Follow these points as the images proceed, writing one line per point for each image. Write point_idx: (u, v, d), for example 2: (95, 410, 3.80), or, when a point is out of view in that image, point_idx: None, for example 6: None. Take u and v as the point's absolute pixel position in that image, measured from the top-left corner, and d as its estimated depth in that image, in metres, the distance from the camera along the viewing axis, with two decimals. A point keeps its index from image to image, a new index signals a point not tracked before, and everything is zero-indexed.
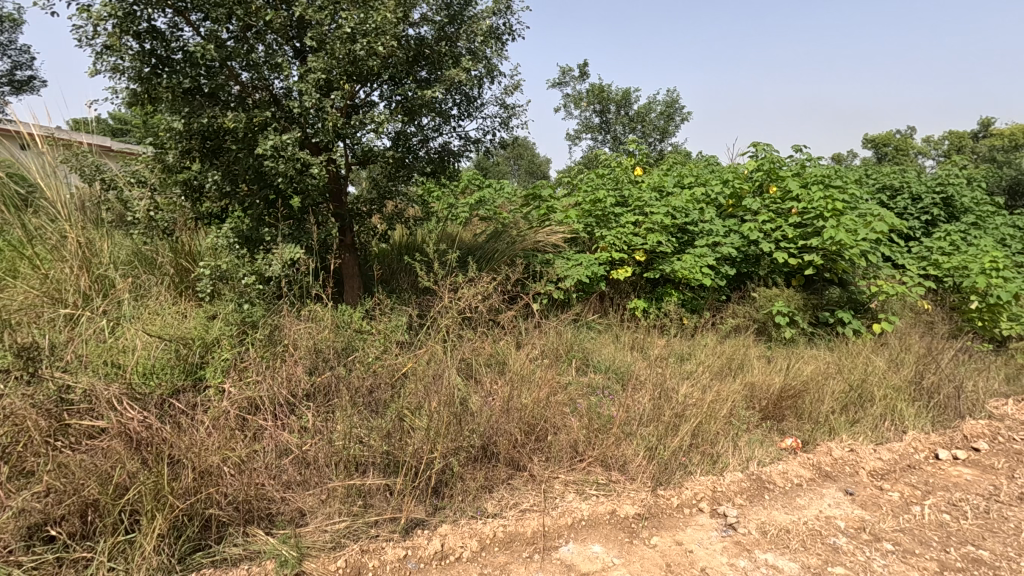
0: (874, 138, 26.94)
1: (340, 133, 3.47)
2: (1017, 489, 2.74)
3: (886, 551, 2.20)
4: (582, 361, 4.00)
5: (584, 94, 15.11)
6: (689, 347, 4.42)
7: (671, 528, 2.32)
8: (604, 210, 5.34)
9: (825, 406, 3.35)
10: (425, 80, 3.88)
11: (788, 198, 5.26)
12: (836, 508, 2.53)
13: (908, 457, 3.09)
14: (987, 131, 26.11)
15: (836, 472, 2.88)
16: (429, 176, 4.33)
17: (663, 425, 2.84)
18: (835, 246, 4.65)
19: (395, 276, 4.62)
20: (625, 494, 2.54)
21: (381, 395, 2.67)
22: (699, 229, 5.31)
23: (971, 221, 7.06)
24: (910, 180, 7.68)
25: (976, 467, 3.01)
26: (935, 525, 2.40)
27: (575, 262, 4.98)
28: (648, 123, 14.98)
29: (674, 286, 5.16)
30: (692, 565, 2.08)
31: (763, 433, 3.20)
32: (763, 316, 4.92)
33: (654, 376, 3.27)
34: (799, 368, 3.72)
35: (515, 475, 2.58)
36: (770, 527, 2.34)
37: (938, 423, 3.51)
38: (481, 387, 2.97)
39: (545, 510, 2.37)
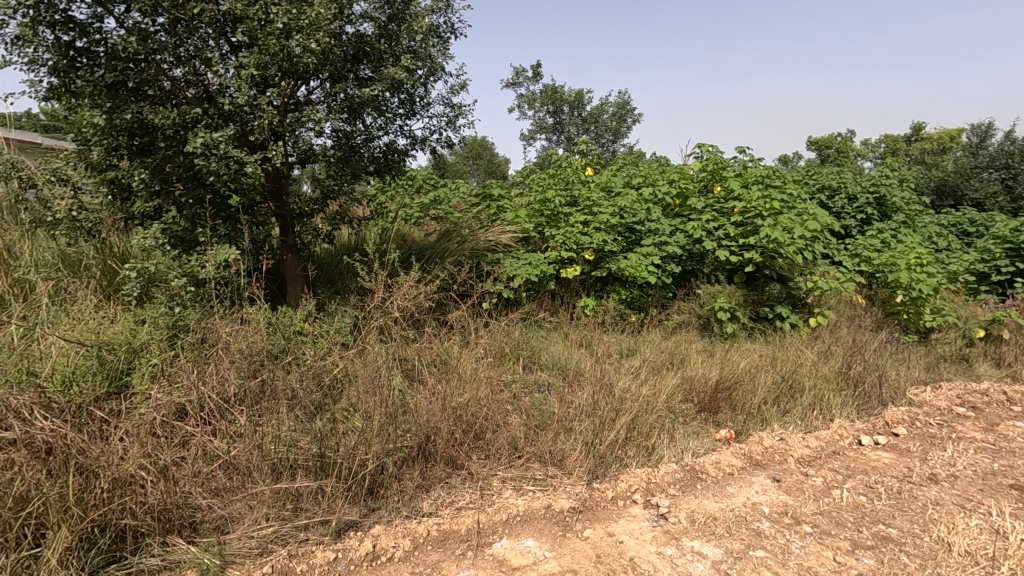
0: (818, 141, 27.99)
1: (277, 132, 3.39)
2: (928, 471, 2.91)
3: (805, 533, 2.31)
4: (528, 359, 4.03)
5: (538, 95, 15.21)
6: (633, 343, 4.52)
7: (603, 521, 2.38)
8: (554, 210, 5.41)
9: (757, 397, 3.49)
10: (367, 78, 3.84)
11: (730, 197, 5.43)
12: (763, 494, 2.64)
13: (833, 443, 3.24)
14: (919, 135, 27.58)
15: (765, 461, 2.99)
16: (375, 175, 4.29)
17: (600, 420, 2.89)
18: (772, 243, 4.83)
19: (340, 277, 4.55)
20: (561, 488, 2.58)
21: (318, 397, 2.64)
22: (647, 229, 5.43)
23: (902, 220, 7.44)
24: (846, 181, 8.05)
25: (894, 452, 3.19)
26: (851, 507, 2.54)
27: (524, 261, 5.02)
28: (601, 123, 15.24)
29: (621, 284, 5.26)
30: (621, 555, 2.13)
31: (699, 425, 3.31)
32: (707, 312, 5.07)
33: (595, 373, 3.33)
34: (735, 361, 3.86)
35: (453, 474, 2.59)
36: (699, 515, 2.42)
37: (863, 411, 3.70)
38: (421, 387, 2.96)
39: (481, 508, 2.39)
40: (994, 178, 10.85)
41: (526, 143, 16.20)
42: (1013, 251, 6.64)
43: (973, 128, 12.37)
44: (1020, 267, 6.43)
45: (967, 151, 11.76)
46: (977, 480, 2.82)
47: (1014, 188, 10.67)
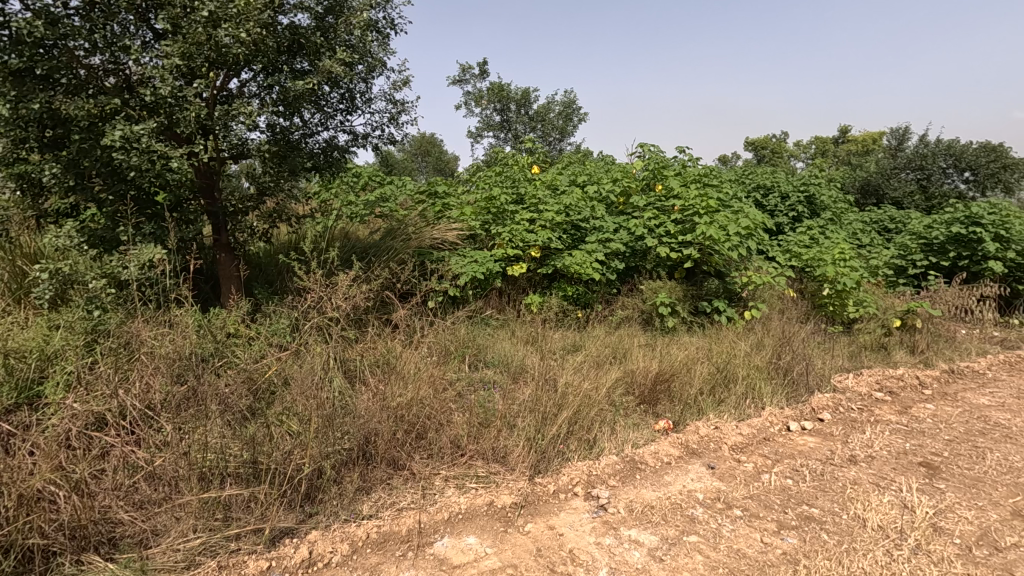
0: (754, 141, 29.26)
1: (205, 125, 3.24)
2: (848, 452, 3.11)
3: (735, 517, 2.42)
4: (474, 356, 4.03)
5: (484, 92, 15.17)
6: (578, 339, 4.60)
7: (545, 514, 2.41)
8: (500, 207, 5.43)
9: (693, 388, 3.62)
10: (303, 71, 3.72)
11: (670, 196, 5.59)
12: (698, 481, 2.74)
13: (764, 430, 3.40)
14: (846, 137, 29.27)
15: (701, 449, 3.11)
16: (314, 171, 4.18)
17: (542, 415, 2.92)
18: (708, 240, 5.01)
19: (279, 276, 4.41)
20: (504, 484, 2.60)
21: (252, 401, 2.54)
22: (591, 226, 5.53)
23: (829, 217, 7.89)
24: (779, 180, 8.46)
25: (819, 436, 3.38)
26: (778, 490, 2.67)
27: (470, 259, 5.01)
28: (548, 122, 15.40)
29: (566, 281, 5.34)
30: (561, 548, 2.16)
31: (639, 417, 3.40)
32: (649, 307, 5.21)
33: (539, 369, 3.38)
34: (674, 354, 3.99)
35: (394, 475, 2.56)
36: (637, 504, 2.49)
37: (791, 398, 3.91)
38: (363, 389, 2.91)
39: (422, 507, 2.37)
40: (911, 178, 11.64)
41: (473, 141, 16.15)
42: (926, 247, 7.17)
43: (892, 131, 13.26)
44: (931, 261, 6.95)
45: (887, 153, 12.59)
46: (891, 459, 3.03)
47: (927, 188, 11.52)
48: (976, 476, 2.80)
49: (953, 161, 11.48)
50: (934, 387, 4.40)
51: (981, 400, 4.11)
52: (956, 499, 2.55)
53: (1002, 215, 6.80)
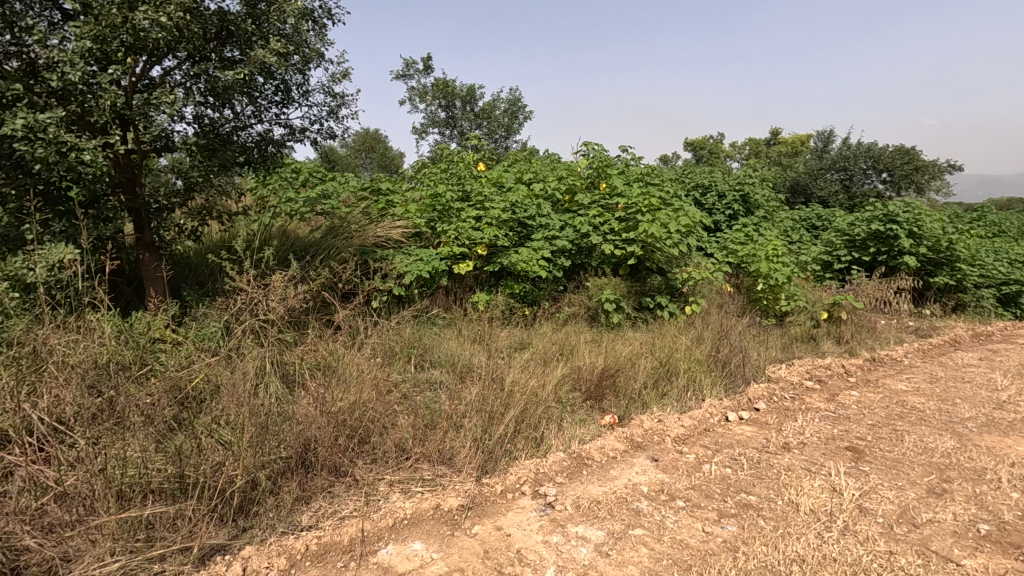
0: (692, 142, 30.33)
1: (123, 115, 3.01)
2: (782, 440, 3.25)
3: (678, 508, 2.48)
4: (420, 356, 3.95)
5: (429, 88, 14.96)
6: (525, 336, 4.60)
7: (492, 515, 2.38)
8: (445, 204, 5.36)
9: (637, 382, 3.69)
10: (232, 60, 3.51)
11: (614, 194, 5.68)
12: (642, 474, 2.79)
13: (705, 421, 3.51)
14: (776, 139, 30.84)
15: (646, 442, 3.17)
16: (247, 167, 4.01)
17: (489, 414, 2.90)
18: (650, 238, 5.12)
19: (211, 277, 4.17)
20: (450, 486, 2.55)
21: (177, 410, 2.37)
22: (537, 224, 5.54)
23: (762, 215, 8.26)
24: (717, 180, 8.78)
25: (755, 425, 3.52)
26: (718, 479, 2.76)
27: (414, 257, 4.91)
28: (494, 120, 15.38)
29: (513, 279, 5.33)
30: (509, 548, 2.14)
31: (586, 412, 3.44)
32: (595, 304, 5.28)
33: (487, 368, 3.35)
34: (619, 350, 4.06)
35: (336, 483, 2.46)
36: (584, 500, 2.51)
37: (729, 389, 4.05)
38: (302, 395, 2.79)
39: (365, 515, 2.30)
40: (835, 178, 12.38)
41: (418, 138, 15.90)
42: (849, 243, 7.64)
43: (818, 133, 14.06)
44: (854, 256, 7.41)
45: (814, 154, 13.33)
46: (820, 445, 3.19)
47: (850, 188, 12.29)
48: (896, 458, 2.99)
49: (872, 163, 12.30)
50: (857, 375, 4.69)
51: (899, 385, 4.42)
52: (879, 481, 2.71)
53: (915, 213, 7.34)
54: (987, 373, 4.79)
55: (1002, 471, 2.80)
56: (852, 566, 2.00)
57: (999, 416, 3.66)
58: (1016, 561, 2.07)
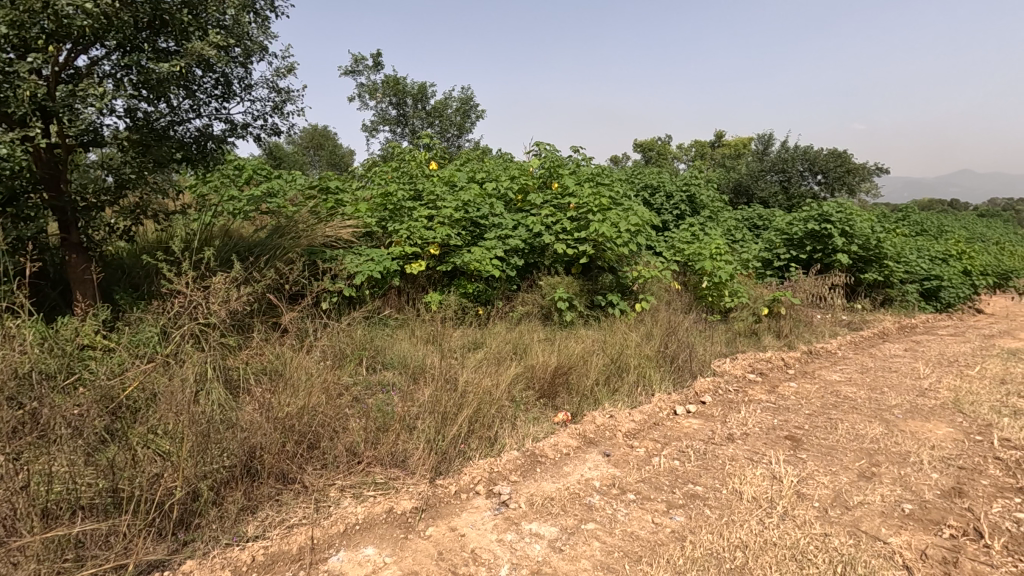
0: (641, 144, 31.06)
1: (45, 107, 2.82)
2: (726, 431, 3.38)
3: (629, 501, 2.54)
4: (372, 358, 3.88)
5: (379, 85, 14.70)
6: (478, 336, 4.59)
7: (446, 516, 2.37)
8: (397, 203, 5.29)
9: (589, 379, 3.75)
10: (167, 51, 3.35)
11: (565, 194, 5.74)
12: (594, 470, 2.84)
13: (654, 416, 3.61)
14: (720, 141, 31.99)
15: (598, 438, 3.23)
16: (186, 163, 3.83)
17: (442, 415, 2.88)
18: (601, 237, 5.21)
19: (147, 279, 3.97)
20: (403, 489, 2.52)
21: (110, 420, 2.19)
22: (490, 223, 5.54)
23: (707, 215, 8.56)
24: (665, 181, 9.03)
25: (702, 418, 3.65)
26: (667, 471, 2.84)
27: (365, 256, 4.81)
28: (446, 119, 15.26)
29: (466, 278, 5.31)
30: (463, 549, 2.14)
31: (539, 410, 3.47)
32: (548, 303, 5.32)
33: (440, 368, 3.33)
34: (571, 348, 4.11)
35: (284, 491, 2.40)
36: (537, 497, 2.53)
37: (677, 384, 4.18)
38: (247, 401, 2.69)
39: (315, 522, 2.24)
40: (774, 180, 12.98)
41: (368, 135, 15.59)
42: (787, 241, 8.02)
43: (759, 137, 14.69)
44: (792, 254, 7.79)
45: (755, 156, 13.93)
46: (762, 435, 3.34)
47: (788, 189, 12.91)
48: (830, 445, 3.17)
49: (808, 165, 12.96)
50: (795, 367, 4.94)
51: (833, 376, 4.68)
52: (815, 467, 2.86)
53: (847, 213, 7.77)
54: (911, 362, 5.13)
55: (923, 453, 3.01)
56: (790, 549, 2.11)
57: (921, 403, 3.94)
58: (935, 537, 2.24)
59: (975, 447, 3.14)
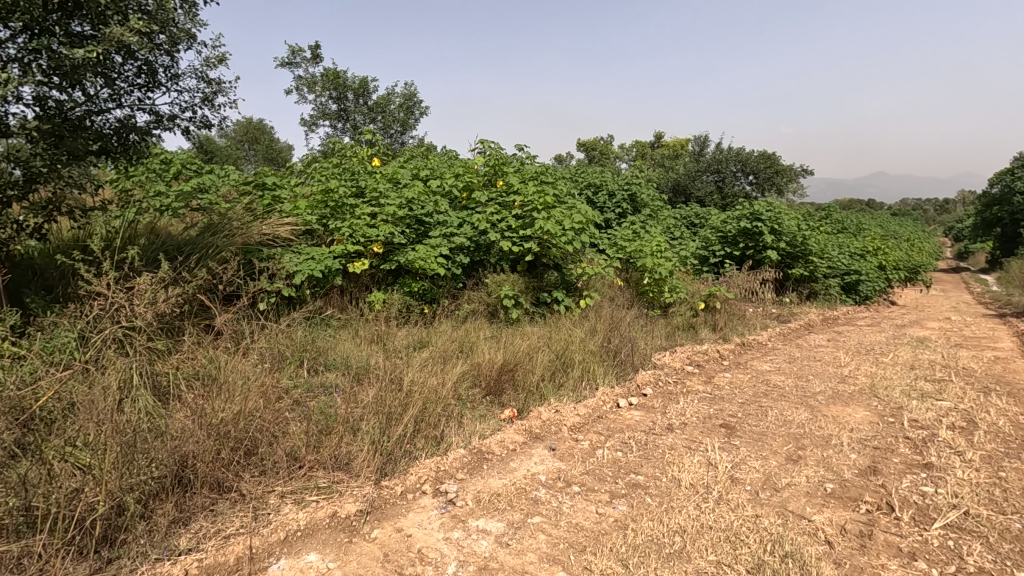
0: (585, 143, 31.62)
1: None
2: (666, 422, 3.51)
3: (574, 493, 2.59)
4: (313, 360, 3.77)
5: (318, 78, 14.25)
6: (424, 335, 4.55)
7: (392, 517, 2.34)
8: (338, 200, 5.16)
9: (535, 375, 3.80)
10: (82, 35, 3.12)
11: (510, 192, 5.77)
12: (540, 464, 2.88)
13: (598, 409, 3.70)
14: (659, 142, 33.03)
15: (544, 433, 3.27)
16: (105, 157, 3.59)
17: (387, 415, 2.84)
18: (546, 235, 5.26)
19: (63, 280, 3.69)
20: (347, 492, 2.47)
21: (21, 434, 2.05)
22: (435, 221, 5.49)
23: (647, 213, 8.84)
24: (607, 179, 9.24)
25: (643, 409, 3.77)
26: (610, 463, 2.92)
27: (305, 255, 4.67)
28: (388, 114, 15.00)
29: (411, 277, 5.24)
30: (409, 549, 2.12)
31: (485, 408, 3.48)
32: (494, 300, 5.33)
33: (384, 368, 3.27)
34: (517, 344, 4.14)
35: (219, 500, 2.29)
36: (484, 494, 2.54)
37: (620, 377, 4.30)
38: (177, 408, 2.55)
39: (254, 531, 2.16)
40: (710, 180, 13.54)
41: (307, 130, 15.08)
42: (722, 239, 8.40)
43: (696, 138, 15.27)
44: (726, 251, 8.16)
45: (692, 157, 14.49)
46: (699, 424, 3.49)
47: (723, 188, 13.50)
48: (761, 431, 3.35)
49: (740, 167, 13.60)
50: (730, 358, 5.18)
51: (764, 366, 4.94)
52: (748, 453, 3.02)
53: (775, 212, 8.22)
54: (833, 352, 5.50)
55: (843, 436, 3.24)
56: (725, 532, 2.22)
57: (842, 389, 4.23)
58: (854, 512, 2.41)
59: (888, 428, 3.40)
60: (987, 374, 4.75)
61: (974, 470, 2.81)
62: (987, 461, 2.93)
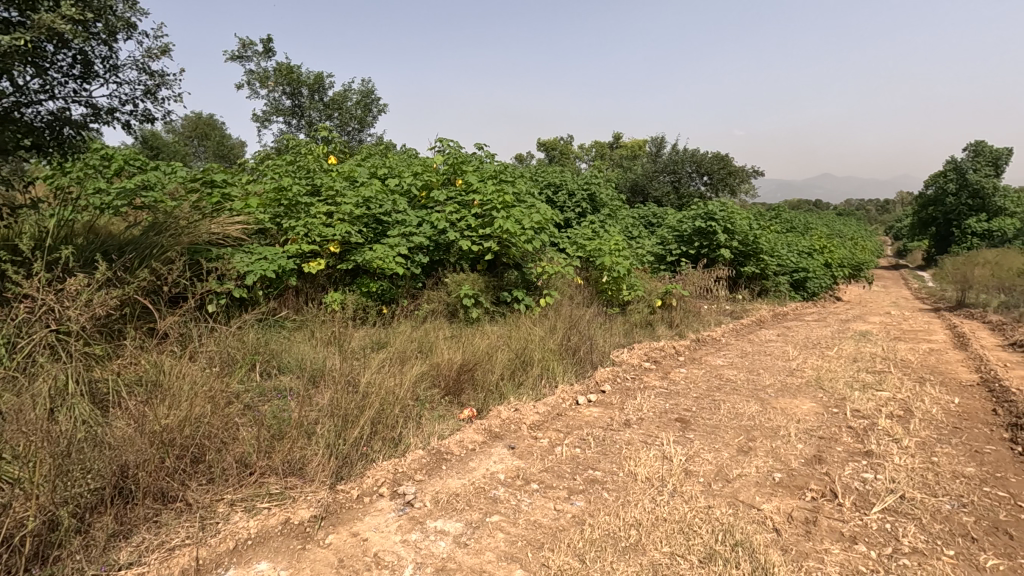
0: (545, 142, 31.84)
1: None
2: (624, 418, 3.57)
3: (532, 491, 2.61)
4: (266, 363, 3.66)
5: (270, 73, 13.83)
6: (382, 336, 4.48)
7: (348, 522, 2.30)
8: (292, 199, 5.04)
9: (494, 375, 3.79)
10: (9, 22, 2.93)
11: (469, 190, 5.74)
12: (499, 463, 2.88)
13: (558, 407, 3.72)
14: (618, 142, 33.58)
15: (503, 432, 3.27)
16: (37, 151, 3.39)
17: (343, 418, 2.78)
18: (506, 234, 5.26)
19: None
20: (301, 498, 2.41)
21: None
22: (394, 220, 5.41)
23: (606, 212, 8.97)
24: (567, 179, 9.32)
25: (601, 406, 3.82)
26: (568, 459, 2.95)
27: (257, 255, 4.52)
28: (345, 111, 14.72)
29: (369, 277, 5.15)
30: (365, 553, 2.09)
31: (444, 408, 3.46)
32: (454, 300, 5.29)
33: (340, 370, 3.20)
34: (476, 343, 4.13)
35: (163, 511, 2.20)
36: (443, 494, 2.52)
37: (579, 374, 4.35)
38: (117, 416, 2.43)
39: (200, 542, 2.08)
40: (666, 180, 13.84)
41: (260, 126, 14.63)
42: (678, 238, 8.60)
43: (653, 138, 15.57)
44: (682, 250, 8.36)
45: (649, 157, 14.78)
46: (655, 419, 3.56)
47: (679, 189, 13.83)
48: (714, 424, 3.45)
49: (695, 167, 13.96)
50: (685, 354, 5.32)
51: (717, 361, 5.09)
52: (701, 445, 3.10)
53: (728, 212, 8.47)
54: (782, 346, 5.71)
55: (791, 427, 3.37)
56: (679, 523, 2.27)
57: (790, 382, 4.40)
58: (800, 500, 2.51)
59: (832, 418, 3.56)
60: (922, 364, 5.04)
61: (909, 455, 2.97)
62: (921, 446, 3.10)
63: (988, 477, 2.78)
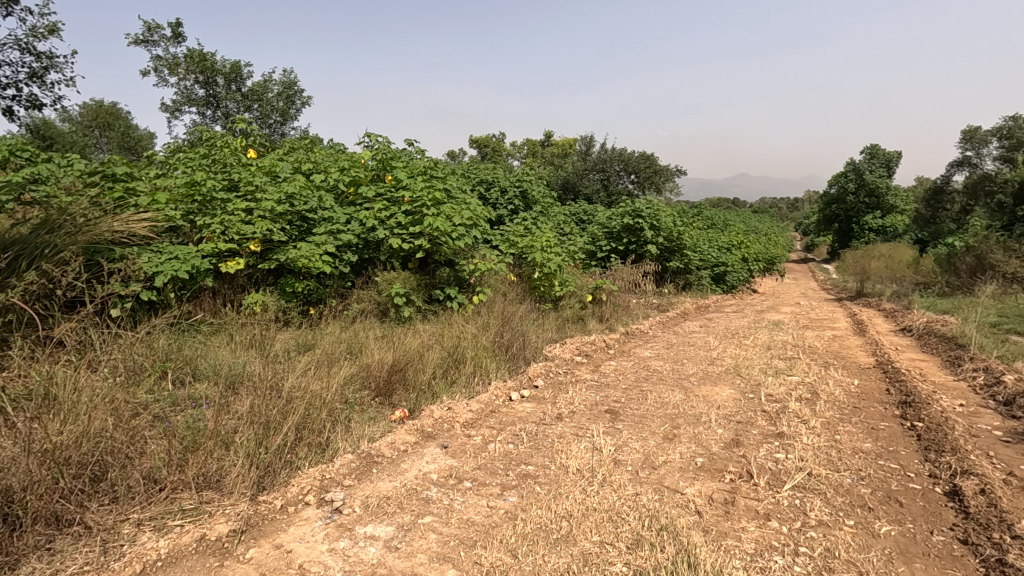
0: (476, 140, 31.79)
1: None
2: (556, 411, 3.62)
3: (465, 489, 2.59)
4: (179, 370, 3.42)
5: (180, 59, 12.93)
6: (309, 338, 4.30)
7: (270, 534, 2.19)
8: (207, 195, 4.73)
9: (426, 374, 3.73)
10: None
11: (399, 187, 5.62)
12: (431, 463, 2.84)
13: (491, 404, 3.72)
14: (548, 141, 34.04)
15: (435, 431, 3.23)
16: None
17: (264, 425, 2.64)
18: (437, 231, 5.17)
19: None
20: (218, 512, 2.27)
21: None
22: (319, 217, 5.20)
23: (538, 210, 9.07)
24: (499, 176, 9.33)
25: (534, 401, 3.87)
26: (501, 456, 2.95)
27: (167, 254, 4.21)
28: (265, 103, 14.00)
29: (294, 276, 4.93)
30: (289, 566, 1.99)
31: (374, 411, 3.36)
32: (384, 299, 5.16)
33: (261, 375, 3.04)
34: (408, 343, 4.05)
35: (58, 537, 2.00)
36: (373, 498, 2.46)
37: (512, 371, 4.37)
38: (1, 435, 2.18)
39: (103, 567, 1.92)
40: (595, 178, 14.19)
41: (170, 116, 13.64)
42: (607, 234, 8.82)
43: (583, 137, 15.94)
44: (612, 246, 8.58)
45: (579, 156, 15.10)
46: (586, 411, 3.64)
47: (608, 187, 14.21)
48: (642, 414, 3.58)
49: (623, 166, 14.40)
50: (615, 347, 5.47)
51: (645, 353, 5.28)
52: (629, 435, 3.21)
53: (654, 209, 8.80)
54: (704, 337, 6.01)
55: (712, 413, 3.54)
56: (608, 512, 2.33)
57: (711, 370, 4.63)
58: (719, 482, 2.65)
59: (749, 403, 3.78)
60: (827, 350, 5.45)
61: (816, 435, 3.21)
62: (826, 426, 3.35)
63: (883, 452, 3.05)
